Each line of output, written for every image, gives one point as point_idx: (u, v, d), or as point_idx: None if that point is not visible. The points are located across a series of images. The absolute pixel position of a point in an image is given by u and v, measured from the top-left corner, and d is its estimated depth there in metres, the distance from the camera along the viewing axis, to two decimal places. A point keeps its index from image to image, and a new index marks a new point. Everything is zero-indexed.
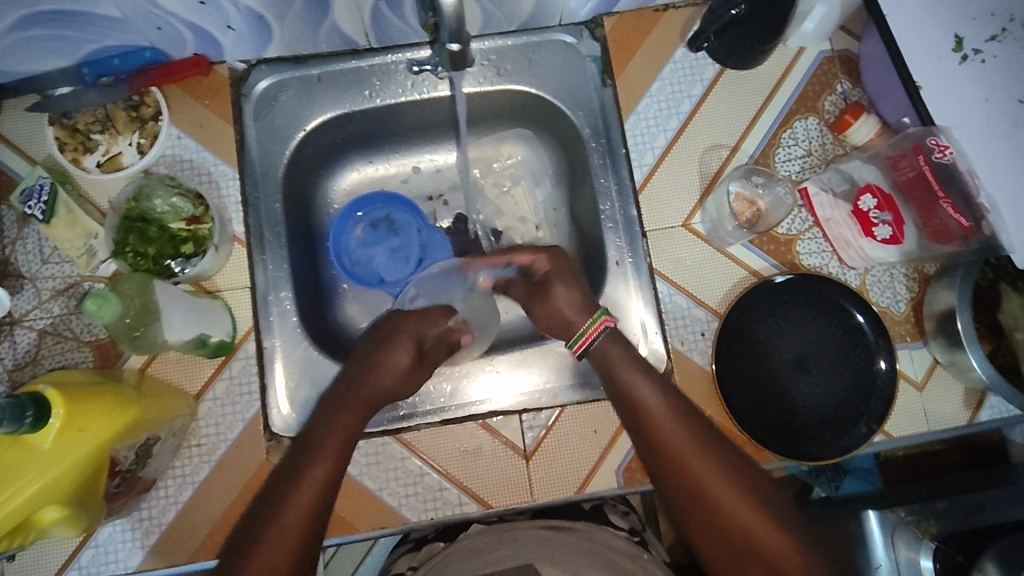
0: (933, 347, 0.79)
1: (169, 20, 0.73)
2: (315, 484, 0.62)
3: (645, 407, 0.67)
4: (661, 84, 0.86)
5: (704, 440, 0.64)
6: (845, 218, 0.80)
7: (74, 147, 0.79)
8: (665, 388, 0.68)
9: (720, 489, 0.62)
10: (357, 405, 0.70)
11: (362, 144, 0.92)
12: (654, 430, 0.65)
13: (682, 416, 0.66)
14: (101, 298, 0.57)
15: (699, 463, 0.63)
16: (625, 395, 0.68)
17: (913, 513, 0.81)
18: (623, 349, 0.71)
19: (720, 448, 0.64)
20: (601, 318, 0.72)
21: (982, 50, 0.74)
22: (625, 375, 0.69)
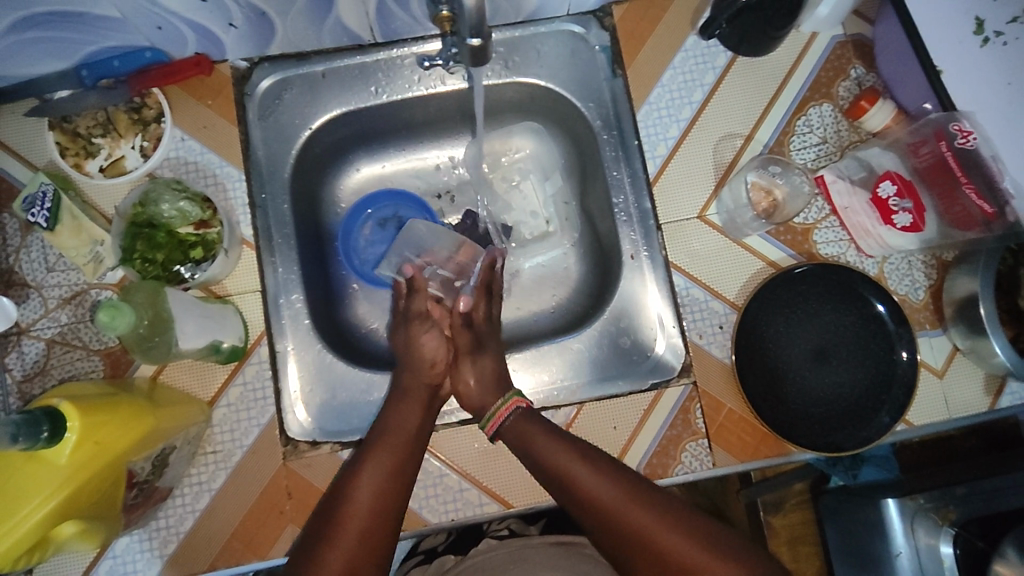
0: (952, 333, 0.78)
1: (170, 19, 0.71)
2: (371, 487, 0.65)
3: (570, 479, 0.65)
4: (672, 73, 0.84)
5: (637, 497, 0.62)
6: (863, 207, 0.79)
7: (75, 152, 0.77)
8: (583, 450, 0.67)
9: (664, 538, 0.60)
10: (420, 399, 0.73)
11: (368, 141, 0.90)
12: (583, 502, 0.63)
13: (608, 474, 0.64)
14: (113, 308, 0.56)
15: (642, 521, 0.61)
16: (547, 470, 0.67)
17: (932, 501, 0.81)
18: (534, 426, 0.70)
19: (655, 497, 0.63)
20: (511, 399, 0.72)
21: (1004, 32, 0.74)
22: (544, 453, 0.67)
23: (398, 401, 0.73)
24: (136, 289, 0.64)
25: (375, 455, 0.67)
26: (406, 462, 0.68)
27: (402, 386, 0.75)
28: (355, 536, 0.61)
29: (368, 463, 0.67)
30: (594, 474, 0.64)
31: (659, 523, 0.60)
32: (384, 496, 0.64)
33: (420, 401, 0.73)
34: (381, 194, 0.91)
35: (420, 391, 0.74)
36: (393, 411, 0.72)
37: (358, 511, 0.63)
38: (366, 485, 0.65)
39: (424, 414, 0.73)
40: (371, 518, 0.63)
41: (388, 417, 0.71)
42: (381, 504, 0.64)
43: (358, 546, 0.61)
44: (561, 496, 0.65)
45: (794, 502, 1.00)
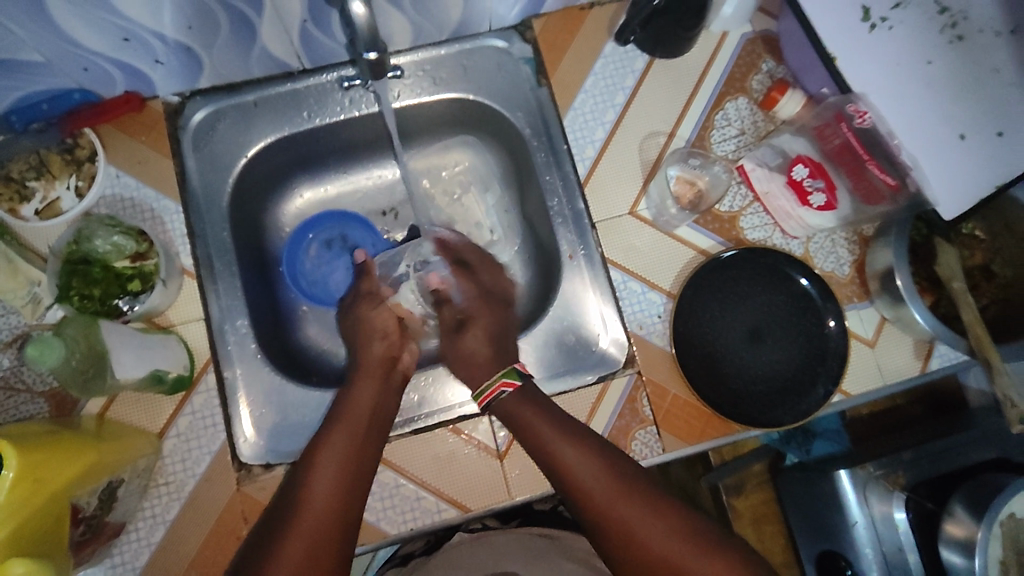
0: (879, 304, 0.83)
1: (94, 60, 0.73)
2: (329, 471, 0.66)
3: (561, 460, 0.68)
4: (594, 79, 0.88)
5: (625, 488, 0.65)
6: (781, 191, 0.82)
7: (9, 197, 0.78)
8: (573, 432, 0.70)
9: (642, 527, 0.63)
10: (374, 374, 0.76)
11: (309, 166, 0.92)
12: (570, 482, 0.67)
13: (598, 459, 0.67)
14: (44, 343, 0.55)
15: (626, 508, 0.64)
16: (540, 449, 0.69)
17: (881, 467, 0.84)
18: (527, 402, 0.72)
19: (642, 485, 0.66)
20: (499, 380, 0.74)
21: (888, 17, 0.74)
22: (533, 428, 0.70)
23: (360, 380, 0.75)
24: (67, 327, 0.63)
25: (335, 435, 0.69)
26: (366, 440, 0.70)
27: (359, 363, 0.78)
28: (311, 528, 0.62)
29: (320, 454, 0.67)
30: (585, 459, 0.67)
31: (641, 515, 0.64)
32: (343, 480, 0.66)
33: (375, 376, 0.76)
34: (326, 214, 0.92)
35: (376, 364, 0.77)
36: (349, 393, 0.74)
37: (317, 498, 0.64)
38: (324, 472, 0.66)
39: (382, 391, 0.75)
40: (334, 498, 0.64)
41: (351, 394, 0.73)
42: (341, 488, 0.65)
43: (322, 529, 0.62)
44: (550, 474, 0.68)
45: (753, 483, 1.02)
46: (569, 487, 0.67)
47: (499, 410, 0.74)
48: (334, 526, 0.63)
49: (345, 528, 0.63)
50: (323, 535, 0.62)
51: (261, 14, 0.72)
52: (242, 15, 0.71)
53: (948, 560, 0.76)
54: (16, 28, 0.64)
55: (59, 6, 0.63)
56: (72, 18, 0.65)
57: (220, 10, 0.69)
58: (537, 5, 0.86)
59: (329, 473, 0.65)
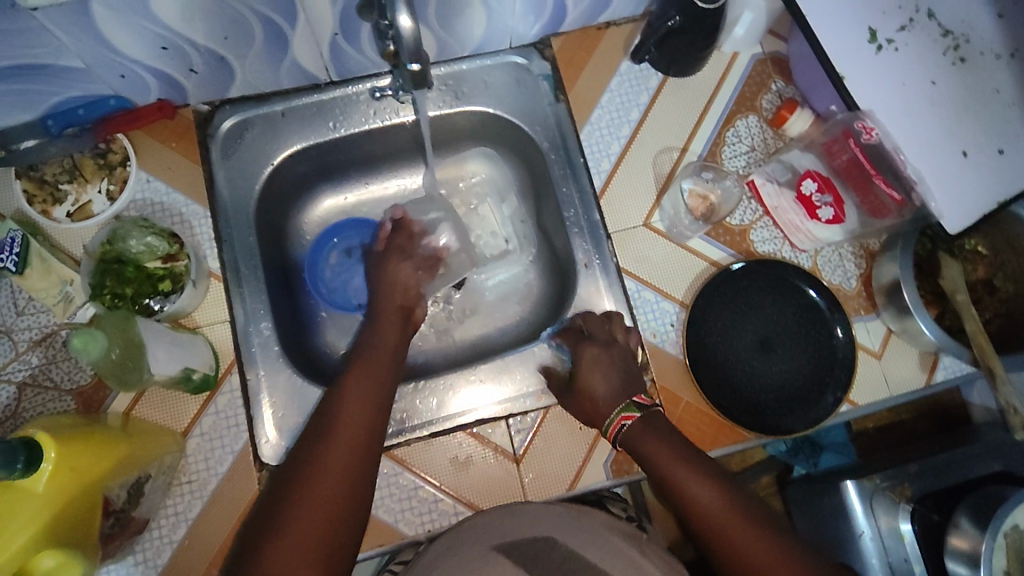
0: (885, 317, 0.85)
1: (131, 67, 0.75)
2: (357, 395, 0.70)
3: (683, 489, 0.68)
4: (610, 96, 0.91)
5: (739, 513, 0.65)
6: (791, 205, 0.86)
7: (43, 199, 0.80)
8: (697, 462, 0.69)
9: (749, 547, 0.62)
10: (393, 318, 0.82)
11: (331, 176, 0.95)
12: (693, 513, 0.66)
13: (721, 491, 0.66)
14: (87, 334, 0.56)
15: (747, 542, 0.63)
16: (662, 478, 0.69)
17: (887, 479, 0.85)
18: (651, 430, 0.72)
19: (757, 514, 0.65)
20: (621, 414, 0.74)
21: (894, 39, 0.75)
22: (659, 460, 0.70)
23: (378, 323, 0.81)
24: (106, 319, 0.65)
25: (358, 368, 0.74)
26: (387, 375, 0.74)
27: (378, 308, 0.83)
28: (345, 443, 0.66)
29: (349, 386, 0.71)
30: (703, 483, 0.67)
31: (759, 548, 0.62)
32: (369, 404, 0.70)
33: (394, 319, 0.82)
34: (348, 220, 0.95)
35: (394, 309, 0.82)
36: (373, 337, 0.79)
37: (348, 418, 0.68)
38: (350, 397, 0.70)
39: (401, 335, 0.81)
40: (361, 424, 0.68)
41: (373, 335, 0.79)
42: (368, 411, 0.69)
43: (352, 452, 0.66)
44: (674, 502, 0.68)
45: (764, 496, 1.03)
46: (693, 519, 0.66)
47: (628, 445, 0.73)
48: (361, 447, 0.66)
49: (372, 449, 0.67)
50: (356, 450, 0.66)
51: (294, 27, 0.75)
52: (276, 28, 0.74)
53: (952, 570, 0.78)
54: (62, 35, 0.67)
55: (104, 14, 0.65)
56: (115, 26, 0.68)
57: (255, 22, 0.72)
58: (555, 24, 0.90)
59: (355, 401, 0.70)
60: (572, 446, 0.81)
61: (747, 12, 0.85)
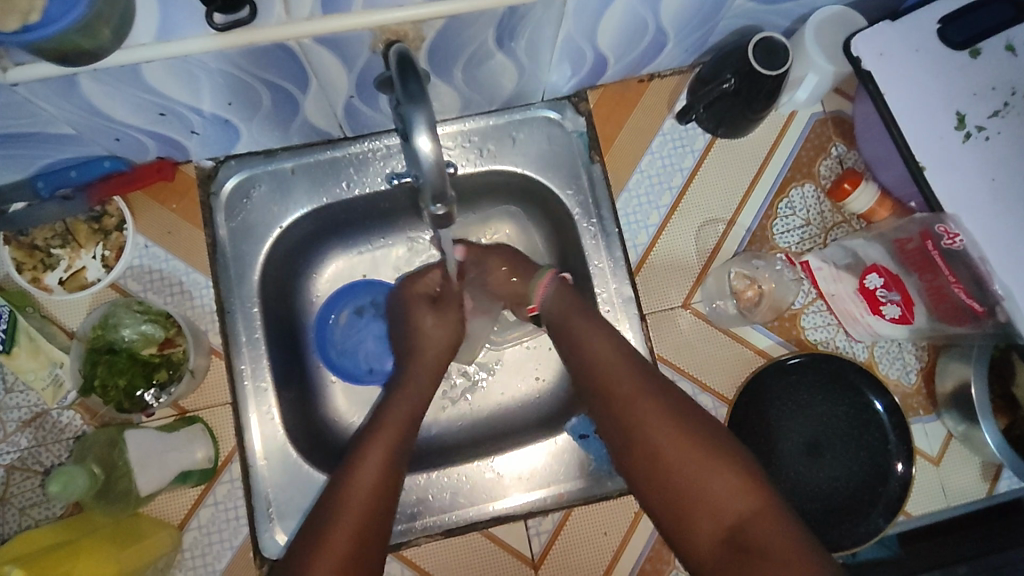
0: (945, 419, 0.77)
1: (127, 131, 0.67)
2: (382, 450, 0.67)
3: (585, 353, 0.69)
4: (652, 158, 0.82)
5: (658, 398, 0.64)
6: (850, 295, 0.77)
7: (33, 266, 0.74)
8: (618, 347, 0.69)
9: (670, 444, 0.61)
10: (428, 367, 0.77)
11: (337, 234, 0.85)
12: (596, 377, 0.67)
13: (630, 363, 0.67)
14: (65, 475, 0.55)
15: (648, 406, 0.63)
16: (571, 344, 0.71)
17: None
18: (564, 312, 0.73)
19: (679, 406, 0.63)
20: (548, 271, 0.77)
21: (986, 127, 0.68)
22: (570, 328, 0.71)
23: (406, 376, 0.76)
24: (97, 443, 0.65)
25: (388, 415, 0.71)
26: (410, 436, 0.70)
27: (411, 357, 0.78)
28: (359, 513, 0.62)
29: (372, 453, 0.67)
30: (622, 369, 0.66)
31: (661, 423, 0.62)
32: (391, 462, 0.66)
33: (429, 375, 0.77)
34: (361, 280, 0.87)
35: (432, 361, 0.77)
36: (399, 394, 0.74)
37: (364, 473, 0.65)
38: (376, 451, 0.67)
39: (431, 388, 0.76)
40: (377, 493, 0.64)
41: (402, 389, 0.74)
42: (389, 470, 0.66)
43: (364, 519, 0.62)
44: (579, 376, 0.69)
45: None
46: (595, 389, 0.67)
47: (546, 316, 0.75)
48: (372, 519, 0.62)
49: (380, 523, 0.63)
50: (371, 517, 0.62)
51: (306, 91, 0.67)
52: (286, 93, 0.67)
53: None
54: (49, 107, 0.59)
55: (93, 88, 0.58)
56: (108, 98, 0.60)
57: (263, 89, 0.65)
58: (594, 78, 0.80)
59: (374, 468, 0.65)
60: (595, 553, 0.75)
61: (812, 74, 0.76)
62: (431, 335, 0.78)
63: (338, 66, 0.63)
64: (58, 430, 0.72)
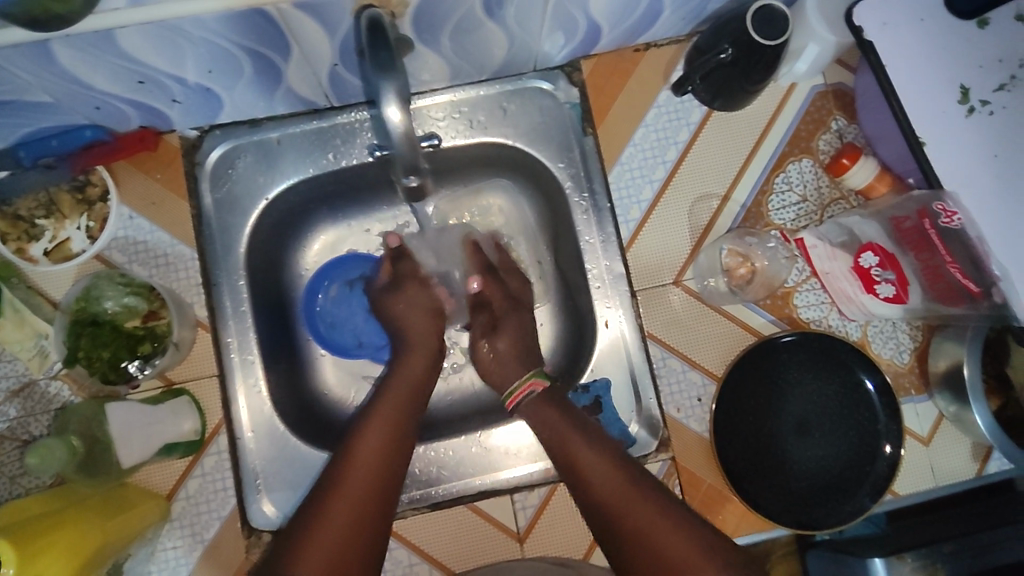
0: (938, 400, 0.77)
1: (108, 100, 0.66)
2: (375, 444, 0.64)
3: (578, 466, 0.63)
4: (645, 131, 0.80)
5: (637, 488, 0.60)
6: (845, 274, 0.75)
7: (16, 236, 0.73)
8: (604, 446, 0.64)
9: (660, 537, 0.57)
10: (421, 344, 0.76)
11: (326, 206, 0.84)
12: (585, 491, 0.62)
13: (606, 457, 0.63)
14: (43, 449, 0.55)
15: (643, 519, 0.58)
16: (558, 450, 0.66)
17: (920, 558, 0.69)
18: (549, 400, 0.69)
19: (661, 494, 0.60)
20: (531, 380, 0.71)
21: (990, 101, 0.65)
22: (554, 433, 0.66)
23: (404, 359, 0.75)
24: (79, 415, 0.65)
25: (383, 410, 0.68)
26: (406, 418, 0.68)
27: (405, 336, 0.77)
28: (353, 511, 0.59)
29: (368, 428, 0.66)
30: (600, 460, 0.63)
31: (647, 513, 0.58)
32: (385, 457, 0.63)
33: (424, 352, 0.75)
34: (349, 254, 0.86)
35: (422, 338, 0.76)
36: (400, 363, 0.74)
37: (362, 464, 0.62)
38: (370, 444, 0.64)
39: (428, 367, 0.74)
40: (379, 467, 0.62)
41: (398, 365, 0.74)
42: (384, 464, 0.63)
43: (348, 528, 0.58)
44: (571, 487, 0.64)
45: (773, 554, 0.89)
46: (582, 493, 0.62)
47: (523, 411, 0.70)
48: (373, 496, 0.60)
49: (375, 529, 0.59)
50: (360, 517, 0.59)
51: (288, 59, 0.65)
52: (267, 61, 0.65)
53: None
54: (24, 75, 0.58)
55: (69, 56, 0.56)
56: (85, 66, 0.59)
57: (245, 58, 0.63)
58: (588, 47, 0.78)
59: (377, 437, 0.64)
60: (579, 527, 0.76)
61: (813, 44, 0.73)
62: (418, 320, 0.77)
63: (319, 33, 0.61)
64: (46, 401, 0.72)
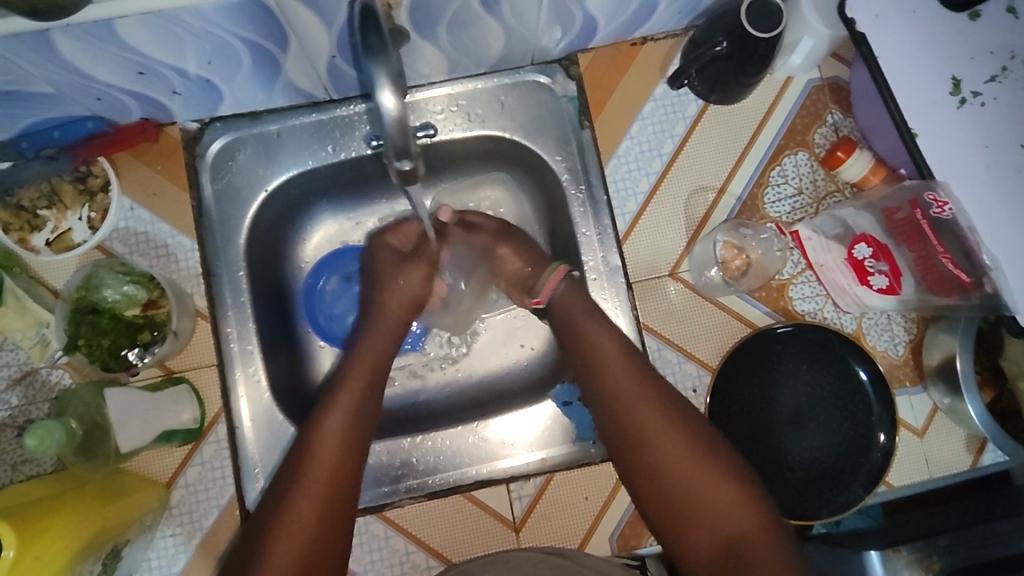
0: (932, 392, 0.77)
1: (108, 91, 0.67)
2: (336, 428, 0.64)
3: (594, 360, 0.68)
4: (642, 124, 0.81)
5: (650, 390, 0.65)
6: (839, 266, 0.76)
7: (19, 227, 0.74)
8: (622, 343, 0.69)
9: (666, 441, 0.63)
10: (389, 321, 0.76)
11: (327, 199, 0.85)
12: (601, 387, 0.67)
13: (624, 353, 0.68)
14: (41, 430, 0.56)
15: (654, 421, 0.64)
16: (576, 345, 0.70)
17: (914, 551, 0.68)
18: (579, 295, 0.73)
19: (669, 399, 0.65)
20: (560, 269, 0.74)
21: (982, 92, 0.66)
22: (579, 329, 0.71)
23: (371, 327, 0.75)
24: (79, 398, 0.66)
25: (346, 387, 0.68)
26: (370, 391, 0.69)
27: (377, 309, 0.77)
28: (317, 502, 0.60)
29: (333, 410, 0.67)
30: (617, 358, 0.68)
31: (657, 414, 0.64)
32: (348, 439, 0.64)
33: (390, 328, 0.76)
34: (346, 249, 0.86)
35: (392, 313, 0.77)
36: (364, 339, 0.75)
37: (324, 453, 0.63)
38: (331, 429, 0.64)
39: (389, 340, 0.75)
40: (342, 449, 0.63)
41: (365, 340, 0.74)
42: (346, 447, 0.64)
43: (314, 517, 0.59)
44: (587, 380, 0.68)
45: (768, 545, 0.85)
46: (595, 390, 0.67)
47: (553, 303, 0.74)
48: (343, 472, 0.62)
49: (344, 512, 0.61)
50: (326, 510, 0.60)
51: (287, 50, 0.66)
52: (265, 52, 0.66)
53: None
54: (26, 65, 0.58)
55: (69, 46, 0.57)
56: (85, 57, 0.59)
57: (242, 49, 0.64)
58: (585, 40, 0.79)
59: (336, 420, 0.65)
60: (575, 516, 0.76)
61: (808, 37, 0.73)
62: (395, 294, 0.78)
63: (317, 24, 0.62)
64: (47, 389, 0.73)
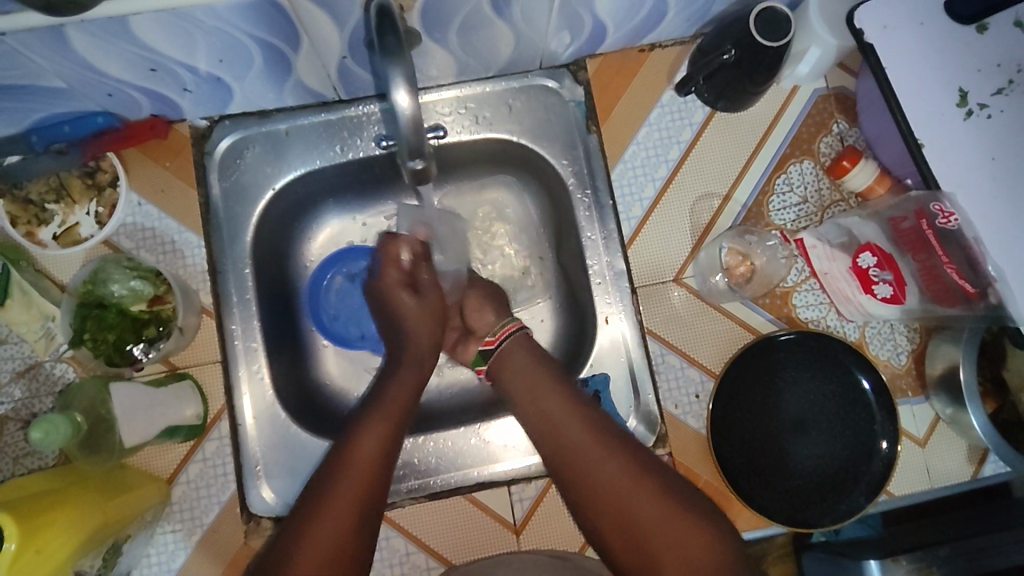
0: (934, 402, 0.77)
1: (119, 87, 0.67)
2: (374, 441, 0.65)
3: (544, 414, 0.68)
4: (648, 130, 0.81)
5: (603, 442, 0.65)
6: (843, 274, 0.76)
7: (27, 220, 0.75)
8: (573, 397, 0.69)
9: (627, 493, 0.61)
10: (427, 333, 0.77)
11: (334, 198, 0.85)
12: (556, 443, 0.66)
13: (571, 406, 0.68)
14: (47, 423, 0.56)
15: (607, 473, 0.63)
16: (526, 403, 0.70)
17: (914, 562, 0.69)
18: (528, 358, 0.73)
19: (625, 449, 0.64)
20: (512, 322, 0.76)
21: (988, 104, 0.66)
22: (525, 387, 0.71)
23: (409, 336, 0.76)
24: (83, 392, 0.66)
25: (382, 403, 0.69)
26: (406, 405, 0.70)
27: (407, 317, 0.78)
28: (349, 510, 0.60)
29: (375, 414, 0.68)
30: (568, 413, 0.67)
31: (613, 467, 0.63)
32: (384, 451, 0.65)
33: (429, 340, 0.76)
34: (351, 248, 0.87)
35: (423, 321, 0.77)
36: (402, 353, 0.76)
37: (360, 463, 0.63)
38: (371, 439, 0.65)
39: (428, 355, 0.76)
40: (378, 460, 0.64)
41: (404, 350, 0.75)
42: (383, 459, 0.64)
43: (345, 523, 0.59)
44: (539, 437, 0.68)
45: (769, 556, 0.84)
46: (550, 445, 0.67)
47: (499, 361, 0.74)
48: (373, 483, 0.63)
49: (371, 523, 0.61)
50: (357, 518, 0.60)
51: (299, 50, 0.67)
52: (277, 52, 0.66)
53: None
54: (39, 59, 0.59)
55: (83, 41, 0.57)
56: (98, 52, 0.60)
57: (255, 48, 0.65)
58: (593, 46, 0.79)
59: (375, 433, 0.66)
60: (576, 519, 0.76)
61: (815, 47, 0.74)
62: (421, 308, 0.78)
63: (329, 25, 0.62)
64: (51, 383, 0.73)
